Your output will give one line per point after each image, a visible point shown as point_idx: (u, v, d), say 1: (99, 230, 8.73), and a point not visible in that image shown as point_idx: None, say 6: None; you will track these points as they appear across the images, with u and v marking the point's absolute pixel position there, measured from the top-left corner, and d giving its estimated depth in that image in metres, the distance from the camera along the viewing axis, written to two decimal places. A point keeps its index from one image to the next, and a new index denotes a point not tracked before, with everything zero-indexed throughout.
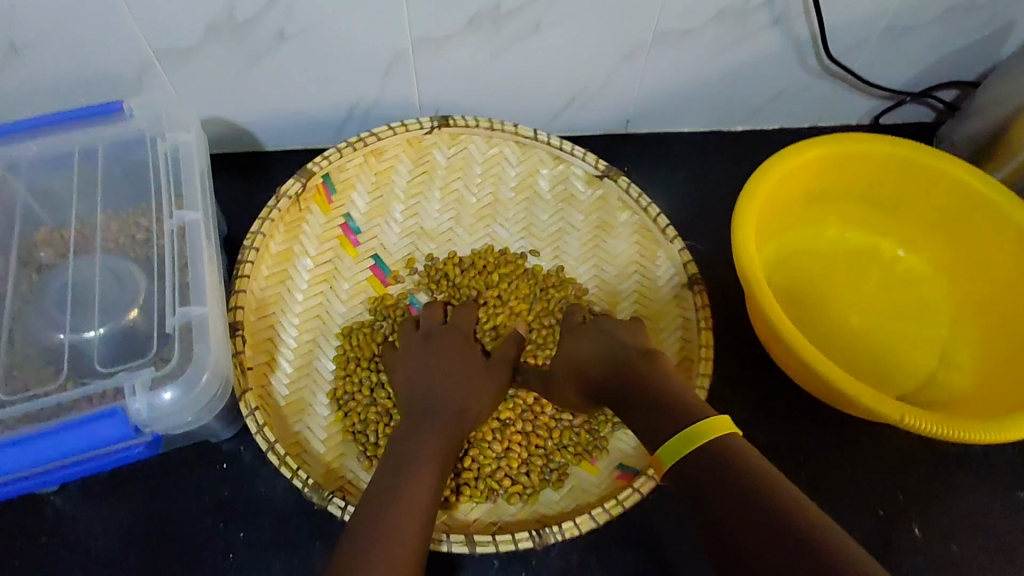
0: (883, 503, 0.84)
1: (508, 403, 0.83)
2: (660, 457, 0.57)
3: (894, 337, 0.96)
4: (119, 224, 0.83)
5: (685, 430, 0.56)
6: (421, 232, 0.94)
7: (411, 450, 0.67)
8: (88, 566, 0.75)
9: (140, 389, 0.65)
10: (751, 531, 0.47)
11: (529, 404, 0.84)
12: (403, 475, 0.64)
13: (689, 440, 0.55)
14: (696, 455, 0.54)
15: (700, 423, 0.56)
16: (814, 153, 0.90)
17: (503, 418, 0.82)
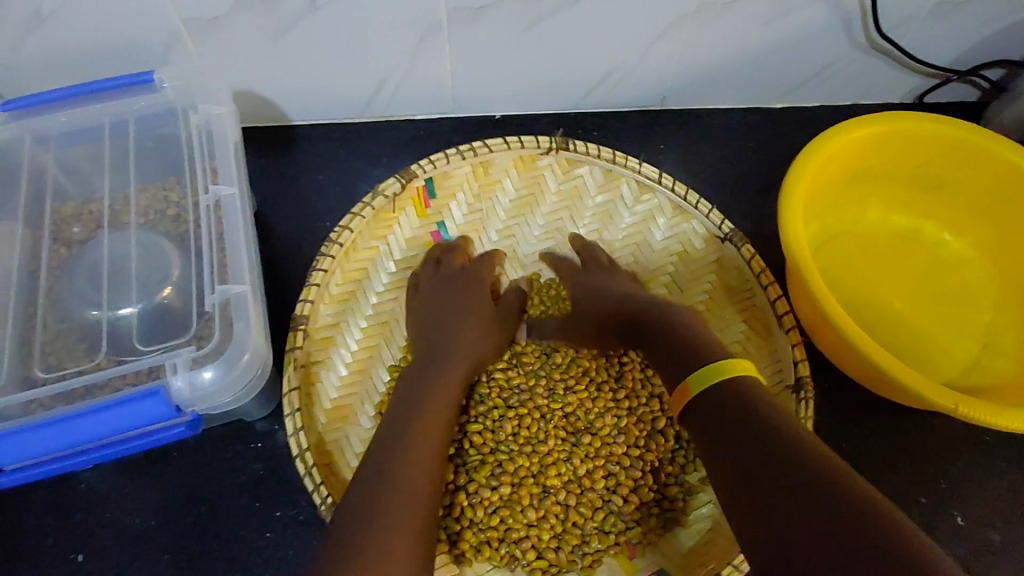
0: (926, 491, 0.82)
1: (558, 470, 0.79)
2: (689, 386, 0.62)
3: (936, 321, 0.93)
4: (150, 199, 0.81)
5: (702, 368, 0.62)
6: (512, 256, 0.92)
7: (418, 393, 0.71)
8: (124, 543, 0.74)
9: (181, 367, 0.63)
10: (764, 461, 0.52)
11: (579, 476, 0.79)
12: (410, 424, 0.67)
13: (708, 377, 0.61)
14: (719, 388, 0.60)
15: (718, 362, 0.62)
16: (863, 131, 0.87)
17: (547, 485, 0.78)
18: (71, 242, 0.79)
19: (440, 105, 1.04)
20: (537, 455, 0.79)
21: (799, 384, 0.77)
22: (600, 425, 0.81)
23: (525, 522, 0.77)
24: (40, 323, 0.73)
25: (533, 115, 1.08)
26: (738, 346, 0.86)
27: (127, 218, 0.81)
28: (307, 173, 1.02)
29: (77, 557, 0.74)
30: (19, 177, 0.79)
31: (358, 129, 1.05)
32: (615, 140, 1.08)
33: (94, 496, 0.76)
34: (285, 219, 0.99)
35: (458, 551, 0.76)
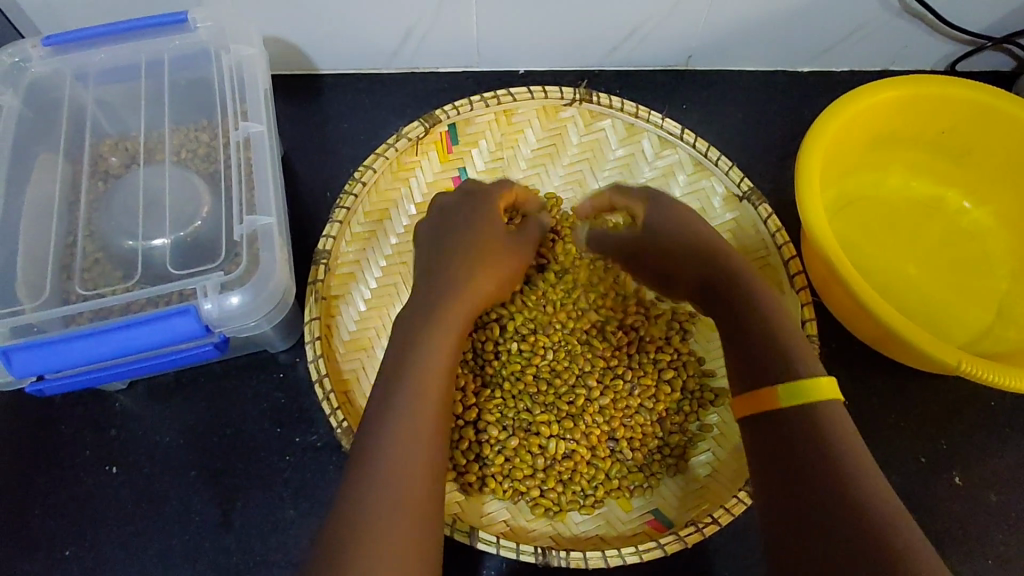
0: (926, 451, 0.84)
1: (570, 421, 0.78)
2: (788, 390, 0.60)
3: (950, 289, 0.93)
4: (183, 136, 0.84)
5: (797, 380, 0.60)
6: None
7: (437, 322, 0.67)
8: (154, 458, 0.79)
9: (211, 291, 0.67)
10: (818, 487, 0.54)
11: (590, 426, 0.78)
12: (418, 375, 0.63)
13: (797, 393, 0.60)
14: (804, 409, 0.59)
15: (810, 378, 0.60)
16: (889, 94, 0.86)
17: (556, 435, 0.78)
18: (108, 175, 0.82)
19: (465, 58, 1.05)
20: (555, 394, 0.79)
21: None
22: (615, 381, 0.80)
23: (530, 464, 0.77)
24: (80, 250, 0.77)
25: (556, 71, 1.09)
26: None
27: (161, 155, 0.84)
28: (333, 120, 1.04)
29: (111, 469, 0.79)
30: (61, 112, 0.83)
31: (383, 79, 1.06)
32: (638, 99, 1.08)
33: (127, 415, 0.81)
34: (310, 165, 1.01)
35: (464, 480, 0.75)
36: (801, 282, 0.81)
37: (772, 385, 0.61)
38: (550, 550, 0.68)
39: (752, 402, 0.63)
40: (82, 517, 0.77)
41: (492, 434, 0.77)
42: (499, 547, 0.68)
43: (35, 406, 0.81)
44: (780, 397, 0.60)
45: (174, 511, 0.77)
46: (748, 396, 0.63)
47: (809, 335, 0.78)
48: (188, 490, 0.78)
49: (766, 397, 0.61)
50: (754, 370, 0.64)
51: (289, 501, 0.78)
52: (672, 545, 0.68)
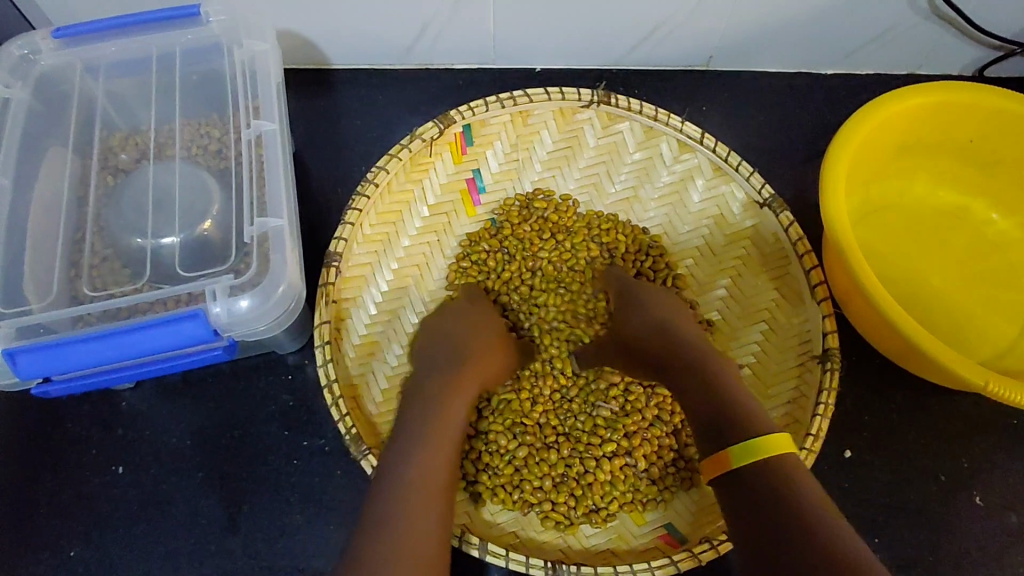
0: (947, 469, 0.82)
1: (579, 434, 0.77)
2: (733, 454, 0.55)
3: (974, 302, 0.91)
4: (193, 132, 0.82)
5: (747, 439, 0.55)
6: None
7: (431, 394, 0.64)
8: (162, 458, 0.78)
9: (220, 294, 0.66)
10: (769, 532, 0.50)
11: (601, 441, 0.76)
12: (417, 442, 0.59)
13: (751, 450, 0.55)
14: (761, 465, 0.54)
15: (763, 435, 0.55)
16: (918, 100, 0.83)
17: (564, 450, 0.77)
18: (118, 170, 0.81)
19: (480, 55, 1.03)
20: (561, 401, 0.79)
21: (827, 355, 0.76)
22: (630, 394, 0.78)
23: (540, 478, 0.75)
24: (89, 247, 0.76)
25: (574, 70, 1.06)
26: (767, 313, 0.86)
27: (170, 150, 0.82)
28: (346, 116, 1.02)
29: (118, 469, 0.78)
30: (70, 106, 0.82)
31: (398, 74, 1.05)
32: (657, 99, 1.05)
33: (134, 414, 0.80)
34: (321, 162, 1.00)
35: (474, 489, 0.75)
36: (822, 293, 0.79)
37: (726, 446, 0.56)
38: (560, 565, 0.66)
39: (713, 465, 0.57)
40: (88, 518, 0.76)
41: (504, 441, 0.76)
42: (508, 559, 0.66)
43: (42, 404, 0.80)
44: (734, 457, 0.55)
45: (179, 512, 0.76)
46: (709, 459, 0.58)
47: (830, 349, 0.76)
48: (194, 492, 0.77)
49: (721, 459, 0.56)
50: (713, 437, 0.58)
51: (296, 506, 0.77)
52: (685, 561, 0.66)
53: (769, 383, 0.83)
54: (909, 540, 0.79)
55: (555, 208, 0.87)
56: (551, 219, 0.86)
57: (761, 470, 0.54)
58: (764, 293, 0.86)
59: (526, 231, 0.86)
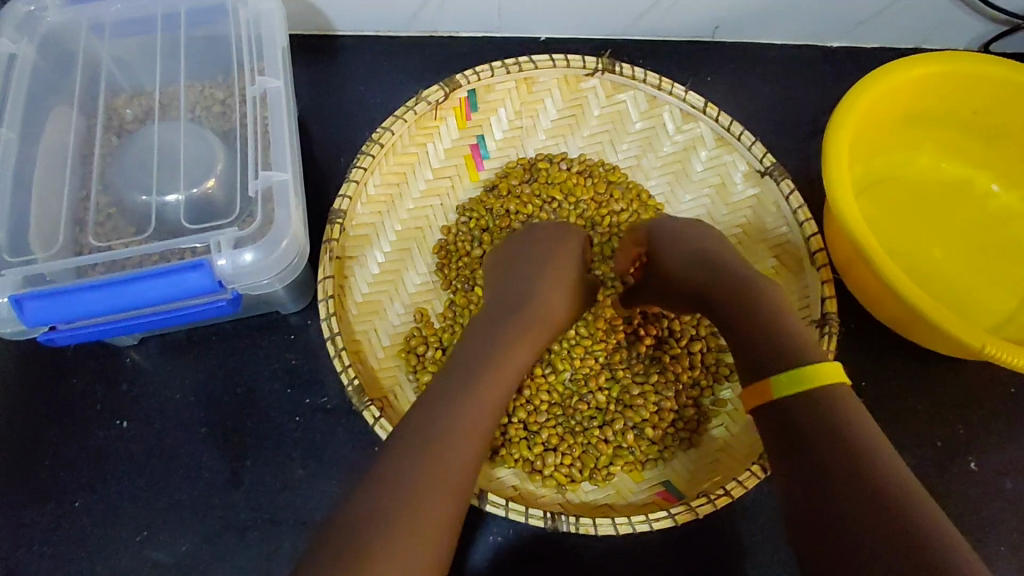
0: (943, 436, 0.83)
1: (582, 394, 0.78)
2: (773, 384, 0.57)
3: (974, 273, 0.91)
4: (198, 92, 0.83)
5: (795, 368, 0.57)
6: None
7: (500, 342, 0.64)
8: (166, 413, 0.79)
9: (225, 246, 0.66)
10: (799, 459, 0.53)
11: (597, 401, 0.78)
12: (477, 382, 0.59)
13: (797, 381, 0.56)
14: (804, 396, 0.55)
15: (810, 366, 0.56)
16: (922, 70, 0.83)
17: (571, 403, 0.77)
18: (122, 130, 0.81)
19: (486, 23, 1.03)
20: (579, 357, 0.78)
21: (825, 319, 0.77)
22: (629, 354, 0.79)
23: (539, 428, 0.76)
24: (94, 204, 0.75)
25: (578, 39, 1.06)
26: (767, 282, 0.86)
27: (175, 111, 0.83)
28: (351, 82, 1.02)
29: (122, 423, 0.79)
30: (75, 63, 0.81)
31: (403, 42, 1.04)
32: (662, 70, 1.05)
33: (138, 370, 0.81)
34: (326, 126, 1.00)
35: None
36: (822, 258, 0.79)
37: (769, 377, 0.58)
38: (560, 515, 0.67)
39: (753, 394, 0.59)
40: (92, 470, 0.77)
41: (521, 395, 0.77)
42: (507, 509, 0.67)
43: (47, 360, 0.81)
44: (775, 388, 0.57)
45: (183, 466, 0.77)
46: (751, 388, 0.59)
47: (828, 314, 0.76)
48: (198, 446, 0.78)
49: (762, 388, 0.58)
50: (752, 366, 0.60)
51: (298, 461, 0.78)
52: (682, 515, 0.67)
53: None
54: None
55: (564, 168, 0.88)
56: (558, 175, 0.87)
57: (800, 406, 0.55)
58: (762, 262, 0.87)
59: (528, 189, 0.87)
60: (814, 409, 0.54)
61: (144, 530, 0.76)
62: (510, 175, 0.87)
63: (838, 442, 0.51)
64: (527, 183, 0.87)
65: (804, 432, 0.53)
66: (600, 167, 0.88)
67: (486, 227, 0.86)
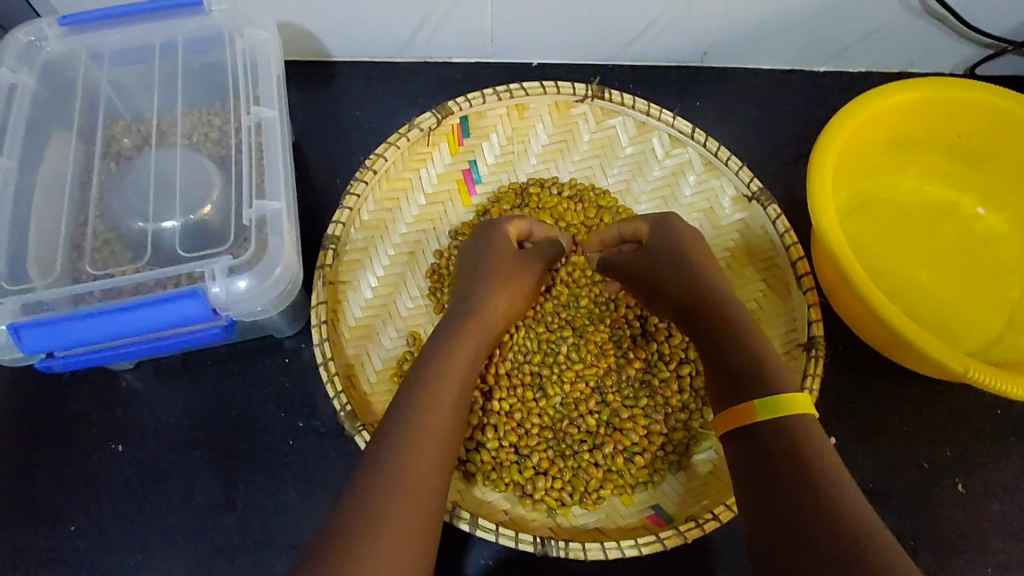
0: (930, 457, 0.83)
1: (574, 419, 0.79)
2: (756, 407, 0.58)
3: (960, 295, 0.92)
4: (195, 119, 0.84)
5: (772, 394, 0.58)
6: None
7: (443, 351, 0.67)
8: (160, 436, 0.80)
9: (219, 274, 0.67)
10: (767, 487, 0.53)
11: (588, 426, 0.79)
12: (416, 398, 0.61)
13: (773, 407, 0.57)
14: (777, 423, 0.56)
15: (785, 394, 0.57)
16: (905, 95, 0.85)
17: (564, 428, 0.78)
18: (120, 156, 0.83)
19: (478, 49, 1.05)
20: (569, 382, 0.80)
21: (812, 342, 0.78)
22: (619, 379, 0.81)
23: (529, 451, 0.77)
24: (92, 230, 0.77)
25: (569, 64, 1.08)
26: (755, 305, 0.87)
27: (172, 137, 0.84)
28: (346, 107, 1.04)
29: (117, 447, 0.79)
30: (74, 91, 0.83)
31: (397, 67, 1.06)
32: (652, 94, 1.07)
33: (133, 394, 0.81)
34: (321, 151, 1.02)
35: (466, 469, 0.76)
36: (809, 282, 0.80)
37: (750, 400, 0.58)
38: (549, 540, 0.68)
39: (731, 418, 0.59)
40: (87, 494, 0.78)
41: (510, 418, 0.78)
42: (497, 535, 0.68)
43: (43, 384, 0.82)
44: (756, 411, 0.58)
45: (177, 490, 0.78)
46: (725, 413, 0.60)
47: (815, 338, 0.77)
48: (192, 470, 0.79)
49: (744, 412, 0.58)
50: (728, 392, 0.61)
51: (291, 485, 0.79)
52: (671, 539, 0.68)
53: None
54: (892, 525, 0.80)
55: (557, 191, 0.90)
56: (548, 201, 0.89)
57: (773, 431, 0.56)
58: (749, 285, 0.88)
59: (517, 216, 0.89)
60: (789, 446, 0.54)
61: (138, 554, 0.76)
62: (502, 201, 0.89)
63: (812, 472, 0.52)
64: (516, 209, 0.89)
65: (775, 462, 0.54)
66: (591, 191, 0.90)
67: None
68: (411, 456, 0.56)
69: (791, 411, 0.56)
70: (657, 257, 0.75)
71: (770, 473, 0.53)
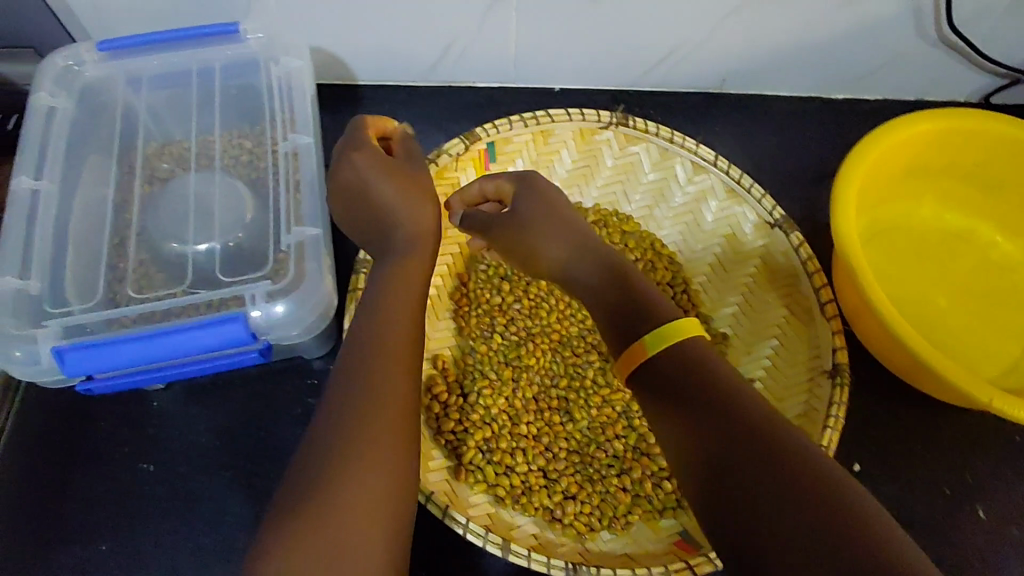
0: (951, 483, 0.84)
1: (603, 444, 0.81)
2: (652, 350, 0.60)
3: (979, 321, 0.93)
4: (230, 143, 0.86)
5: (658, 327, 0.61)
6: None
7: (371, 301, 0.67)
8: (191, 456, 0.81)
9: (259, 299, 0.69)
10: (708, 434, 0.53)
11: (616, 452, 0.81)
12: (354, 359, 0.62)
13: (664, 339, 0.60)
14: (671, 352, 0.59)
15: (674, 323, 0.61)
16: (925, 125, 0.87)
17: (591, 452, 0.80)
18: (157, 179, 0.83)
19: (502, 74, 1.06)
20: (595, 407, 0.82)
21: (836, 369, 0.79)
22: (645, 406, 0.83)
23: (556, 474, 0.79)
24: (133, 253, 0.78)
25: (590, 90, 1.10)
26: (779, 331, 0.88)
27: (208, 160, 0.86)
28: None
29: (148, 467, 0.80)
30: (112, 115, 0.85)
31: (421, 91, 1.08)
32: (672, 120, 1.09)
33: (164, 414, 0.82)
34: None
35: (496, 493, 0.75)
36: (831, 309, 0.82)
37: (640, 338, 0.61)
38: (580, 565, 0.68)
39: (629, 360, 0.61)
40: (118, 515, 0.78)
41: (539, 442, 0.80)
42: (529, 560, 0.67)
43: (76, 404, 0.83)
44: (648, 347, 0.60)
45: (207, 511, 0.79)
46: (624, 355, 0.62)
47: (839, 364, 0.79)
48: (222, 490, 0.79)
49: (638, 351, 0.61)
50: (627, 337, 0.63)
51: None
52: (703, 566, 0.68)
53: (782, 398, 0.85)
54: None
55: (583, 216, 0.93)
56: None
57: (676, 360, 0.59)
58: (770, 312, 0.89)
59: None
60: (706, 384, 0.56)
61: None
62: None
63: (724, 396, 0.55)
64: None
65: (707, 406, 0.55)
66: (614, 217, 0.94)
67: (506, 275, 0.88)
68: (357, 415, 0.58)
69: (681, 339, 0.59)
70: (539, 203, 0.77)
71: (706, 417, 0.54)
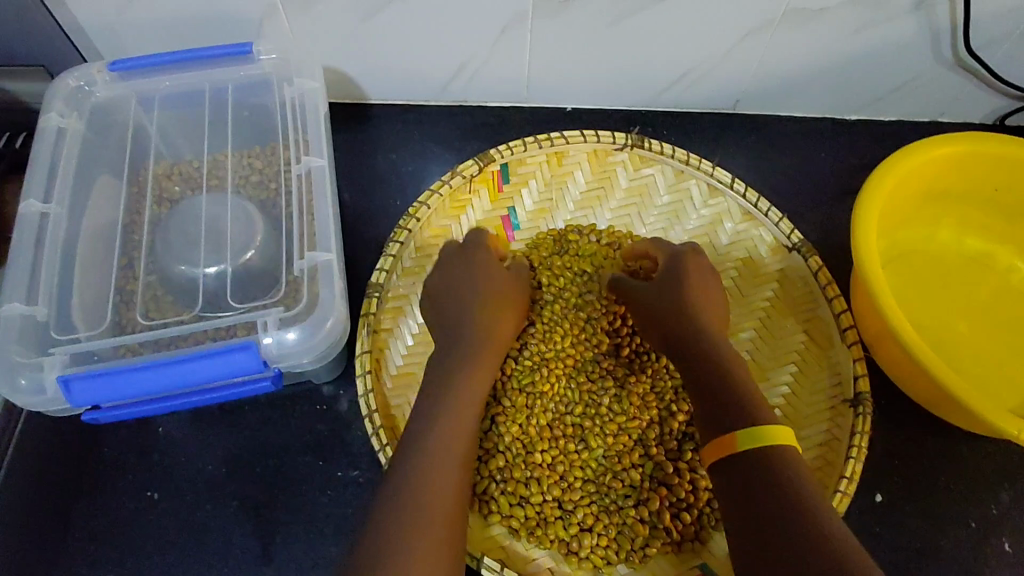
0: (977, 516, 0.82)
1: (622, 474, 0.78)
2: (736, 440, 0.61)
3: (1000, 349, 0.92)
4: (242, 164, 0.85)
5: (753, 426, 0.62)
6: None
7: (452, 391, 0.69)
8: (198, 485, 0.79)
9: (271, 326, 0.68)
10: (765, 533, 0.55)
11: (636, 481, 0.78)
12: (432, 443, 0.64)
13: (756, 438, 0.61)
14: (759, 453, 0.60)
15: (770, 426, 0.61)
16: (945, 149, 0.85)
17: (608, 483, 0.78)
18: (171, 202, 0.83)
19: (514, 93, 1.05)
20: (612, 434, 0.79)
21: (859, 399, 0.77)
22: (663, 434, 0.80)
23: (571, 506, 0.77)
24: (144, 276, 0.77)
25: (603, 110, 1.09)
26: (797, 356, 0.86)
27: (220, 182, 0.85)
28: (382, 150, 1.05)
29: (153, 496, 0.78)
30: (124, 136, 0.84)
31: (432, 111, 1.07)
32: (685, 141, 1.08)
33: (171, 440, 0.81)
34: (358, 194, 1.02)
35: (510, 525, 0.76)
36: (853, 336, 0.80)
37: (732, 431, 0.62)
38: None
39: (717, 447, 0.63)
40: (121, 545, 0.76)
41: (554, 471, 0.78)
42: None
43: (80, 430, 0.81)
44: (737, 441, 0.61)
45: (214, 542, 0.77)
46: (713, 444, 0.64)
47: (862, 394, 0.77)
48: (229, 521, 0.77)
49: (727, 441, 0.62)
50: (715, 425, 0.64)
51: (329, 538, 0.77)
52: None
53: (801, 426, 0.83)
54: None
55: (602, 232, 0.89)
56: (587, 248, 0.87)
57: (759, 462, 0.60)
58: (789, 336, 0.87)
59: (552, 261, 0.87)
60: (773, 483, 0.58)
61: None
62: (538, 247, 0.89)
63: (795, 501, 0.56)
64: (552, 251, 0.88)
65: (770, 506, 0.56)
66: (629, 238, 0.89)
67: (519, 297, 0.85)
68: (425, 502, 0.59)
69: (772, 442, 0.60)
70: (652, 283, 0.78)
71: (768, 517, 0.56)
